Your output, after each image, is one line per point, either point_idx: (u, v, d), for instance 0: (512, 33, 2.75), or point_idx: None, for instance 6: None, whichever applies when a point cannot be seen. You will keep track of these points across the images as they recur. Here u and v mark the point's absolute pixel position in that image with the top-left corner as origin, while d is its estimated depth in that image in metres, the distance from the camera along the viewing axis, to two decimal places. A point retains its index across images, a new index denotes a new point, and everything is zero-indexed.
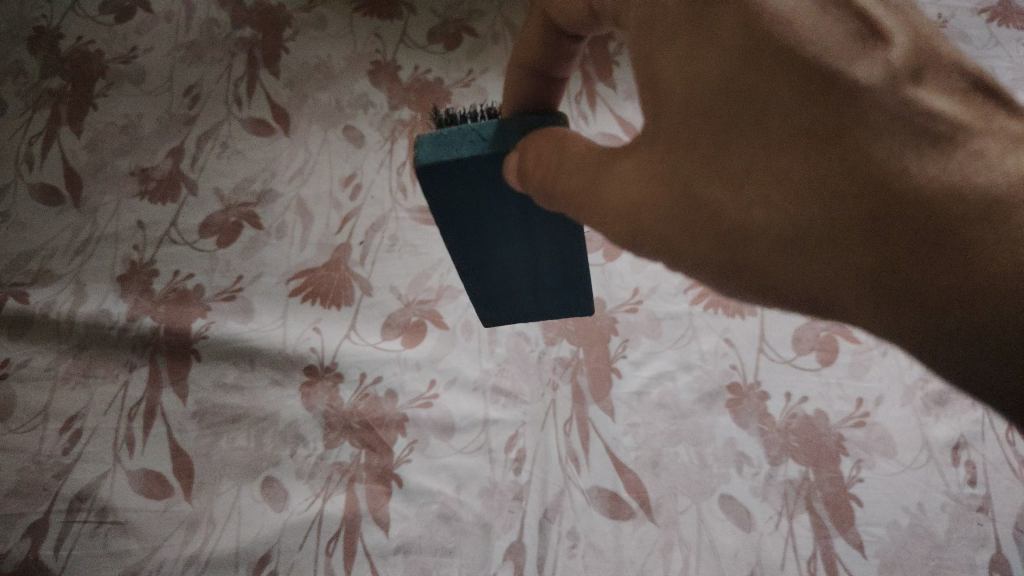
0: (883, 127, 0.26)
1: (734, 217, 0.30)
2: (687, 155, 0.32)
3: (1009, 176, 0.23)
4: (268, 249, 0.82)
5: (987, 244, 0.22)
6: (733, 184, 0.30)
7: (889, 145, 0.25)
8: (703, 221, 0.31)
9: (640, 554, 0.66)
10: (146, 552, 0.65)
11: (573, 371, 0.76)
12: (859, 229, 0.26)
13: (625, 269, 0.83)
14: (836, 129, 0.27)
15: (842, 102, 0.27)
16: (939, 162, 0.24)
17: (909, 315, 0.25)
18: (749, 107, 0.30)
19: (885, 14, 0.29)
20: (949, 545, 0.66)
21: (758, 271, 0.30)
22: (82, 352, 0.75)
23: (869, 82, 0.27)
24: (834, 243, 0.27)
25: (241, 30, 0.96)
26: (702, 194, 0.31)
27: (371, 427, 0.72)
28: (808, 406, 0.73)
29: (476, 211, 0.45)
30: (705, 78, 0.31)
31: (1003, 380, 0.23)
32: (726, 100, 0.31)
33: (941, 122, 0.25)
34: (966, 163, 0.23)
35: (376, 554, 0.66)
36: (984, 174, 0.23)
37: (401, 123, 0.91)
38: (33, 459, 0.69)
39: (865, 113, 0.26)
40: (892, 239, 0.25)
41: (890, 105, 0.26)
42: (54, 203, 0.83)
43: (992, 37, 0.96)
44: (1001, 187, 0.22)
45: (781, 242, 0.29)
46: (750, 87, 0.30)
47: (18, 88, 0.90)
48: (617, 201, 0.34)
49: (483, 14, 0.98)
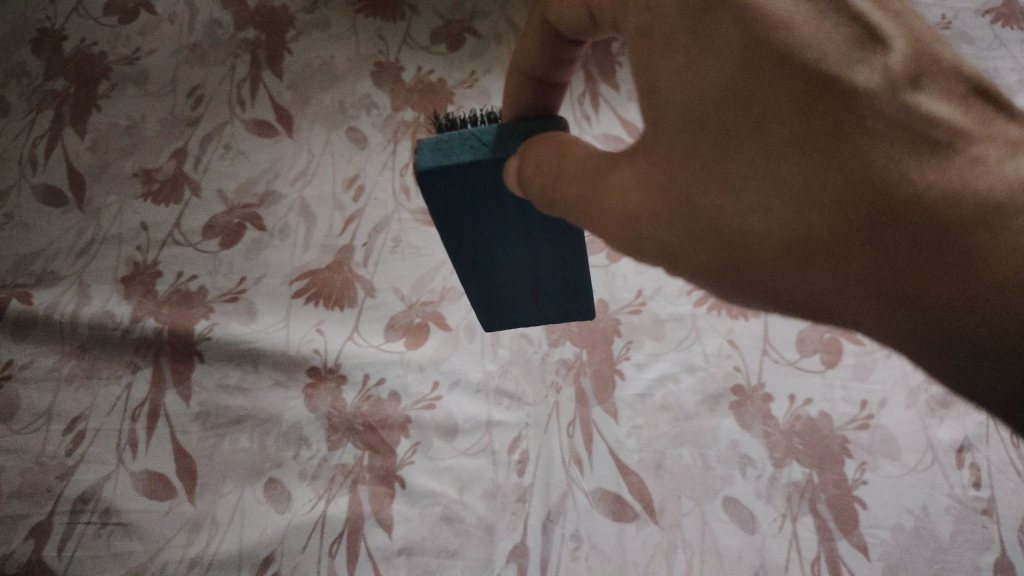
0: (885, 135, 0.27)
1: (735, 224, 0.31)
2: (686, 162, 0.32)
3: (1003, 182, 0.25)
4: (271, 250, 0.82)
5: (986, 249, 0.25)
6: (732, 190, 0.31)
7: (889, 152, 0.27)
8: (707, 226, 0.32)
9: (643, 556, 0.66)
10: (150, 553, 0.66)
11: (575, 373, 0.76)
12: (861, 234, 0.28)
13: (628, 271, 0.83)
14: (839, 136, 0.28)
15: (845, 110, 0.28)
16: (939, 168, 0.26)
17: (907, 315, 0.27)
18: (750, 113, 0.31)
19: (882, 20, 0.31)
20: (954, 548, 0.65)
21: (760, 274, 0.32)
22: (85, 353, 0.75)
23: (869, 91, 0.28)
24: (837, 248, 0.28)
25: (244, 31, 0.96)
26: (701, 200, 0.32)
27: (374, 429, 0.72)
28: (812, 408, 0.72)
29: (477, 216, 0.44)
30: (707, 83, 0.32)
31: (987, 376, 0.26)
32: (725, 106, 0.31)
33: (936, 130, 0.27)
34: (967, 170, 0.26)
35: (379, 556, 0.66)
36: (983, 181, 0.25)
37: (404, 125, 0.91)
38: (36, 460, 0.69)
39: (866, 121, 0.28)
40: (895, 241, 0.27)
41: (890, 114, 0.28)
42: (57, 204, 0.83)
43: (996, 37, 0.96)
44: (998, 192, 0.25)
45: (785, 245, 0.30)
46: (750, 95, 0.31)
47: (22, 89, 0.90)
48: (616, 208, 0.34)
49: (486, 15, 0.98)
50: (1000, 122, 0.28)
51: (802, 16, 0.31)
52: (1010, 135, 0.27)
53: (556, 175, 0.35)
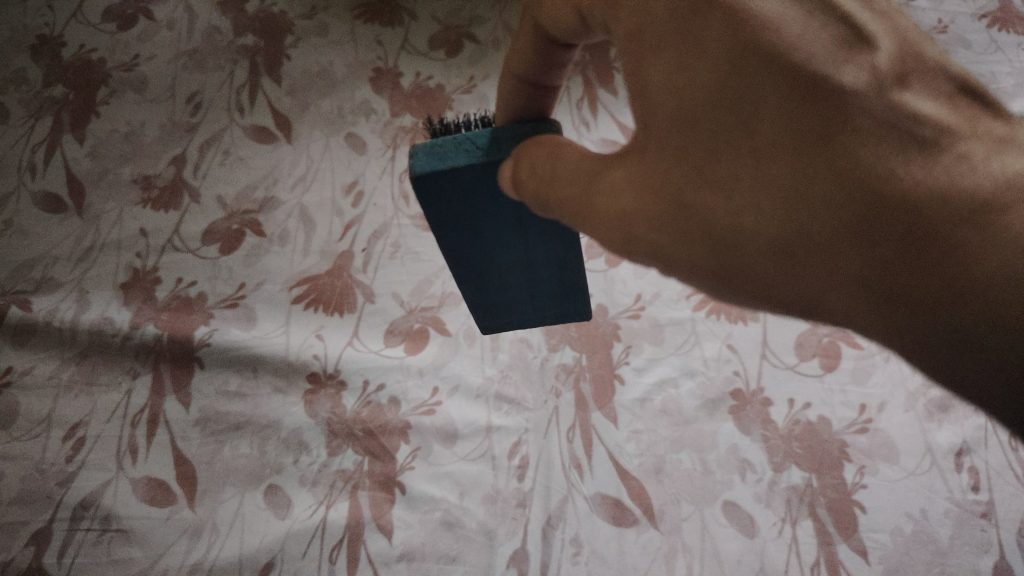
0: (872, 134, 0.28)
1: (725, 225, 0.31)
2: (676, 163, 0.32)
3: (988, 180, 0.25)
4: (271, 256, 0.82)
5: (971, 246, 0.25)
6: (723, 192, 0.31)
7: (875, 151, 0.27)
8: (698, 227, 0.32)
9: (643, 561, 0.66)
10: (150, 559, 0.66)
11: (575, 378, 0.77)
12: (849, 234, 0.28)
13: (627, 275, 0.83)
14: (827, 135, 0.29)
15: (832, 109, 0.29)
16: (925, 167, 0.27)
17: (896, 313, 0.27)
18: (739, 112, 0.31)
19: (871, 18, 0.31)
20: (953, 551, 0.66)
21: (751, 275, 0.32)
22: (85, 359, 0.75)
23: (856, 91, 0.29)
24: (826, 248, 0.29)
25: (243, 38, 0.96)
26: (693, 202, 0.32)
27: (374, 435, 0.72)
28: (810, 412, 0.73)
29: (474, 220, 0.44)
30: (696, 84, 0.32)
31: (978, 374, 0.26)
32: (714, 107, 0.32)
33: (924, 128, 0.27)
34: (952, 168, 0.26)
35: (379, 562, 0.66)
36: (969, 178, 0.26)
37: (403, 131, 0.91)
38: (36, 467, 0.69)
39: (853, 121, 0.28)
40: (882, 238, 0.27)
41: (878, 113, 0.28)
42: (56, 210, 0.83)
43: (993, 42, 0.96)
44: (984, 189, 0.25)
45: (775, 244, 0.30)
46: (739, 95, 0.31)
47: (21, 96, 0.90)
48: (609, 210, 0.34)
49: (484, 20, 0.99)
50: (986, 120, 0.28)
51: (791, 13, 0.31)
52: (996, 132, 0.27)
53: (548, 176, 0.35)
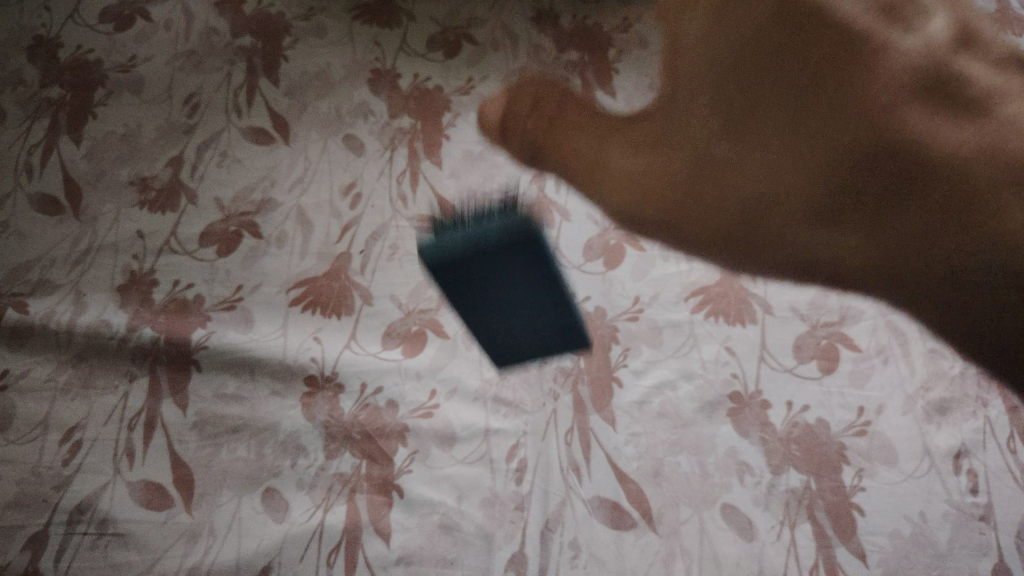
0: (913, 102, 0.36)
1: (762, 195, 0.39)
2: (714, 149, 0.40)
3: (956, 142, 0.34)
4: (268, 258, 0.81)
5: (1008, 213, 0.32)
6: (762, 154, 0.39)
7: (911, 119, 0.35)
8: (744, 212, 0.40)
9: (642, 564, 0.66)
10: (147, 563, 0.65)
11: (573, 381, 0.76)
12: (872, 201, 0.37)
13: (626, 277, 0.82)
14: (826, 89, 0.38)
15: (852, 86, 0.37)
16: (973, 126, 0.34)
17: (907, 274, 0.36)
18: (814, 81, 0.38)
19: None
20: (952, 554, 0.66)
21: (778, 246, 0.40)
22: (81, 362, 0.75)
23: (901, 50, 0.37)
24: (845, 222, 0.38)
25: (241, 38, 0.96)
26: (722, 178, 0.40)
27: (372, 438, 0.72)
28: (809, 415, 0.72)
29: (480, 289, 0.49)
30: (717, 45, 0.40)
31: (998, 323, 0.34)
32: (737, 92, 0.40)
33: (970, 91, 0.35)
34: (991, 128, 0.33)
35: (377, 565, 0.66)
36: (999, 143, 0.33)
37: (401, 131, 0.90)
38: (33, 470, 0.69)
39: (875, 94, 0.36)
40: (926, 196, 0.35)
41: (899, 78, 0.36)
42: (53, 212, 0.83)
43: None
44: (990, 153, 0.33)
45: (808, 214, 0.38)
46: (758, 95, 0.39)
47: (18, 97, 0.90)
48: (644, 180, 0.43)
49: (483, 22, 0.99)
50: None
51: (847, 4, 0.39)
52: None
53: (639, 144, 0.43)
